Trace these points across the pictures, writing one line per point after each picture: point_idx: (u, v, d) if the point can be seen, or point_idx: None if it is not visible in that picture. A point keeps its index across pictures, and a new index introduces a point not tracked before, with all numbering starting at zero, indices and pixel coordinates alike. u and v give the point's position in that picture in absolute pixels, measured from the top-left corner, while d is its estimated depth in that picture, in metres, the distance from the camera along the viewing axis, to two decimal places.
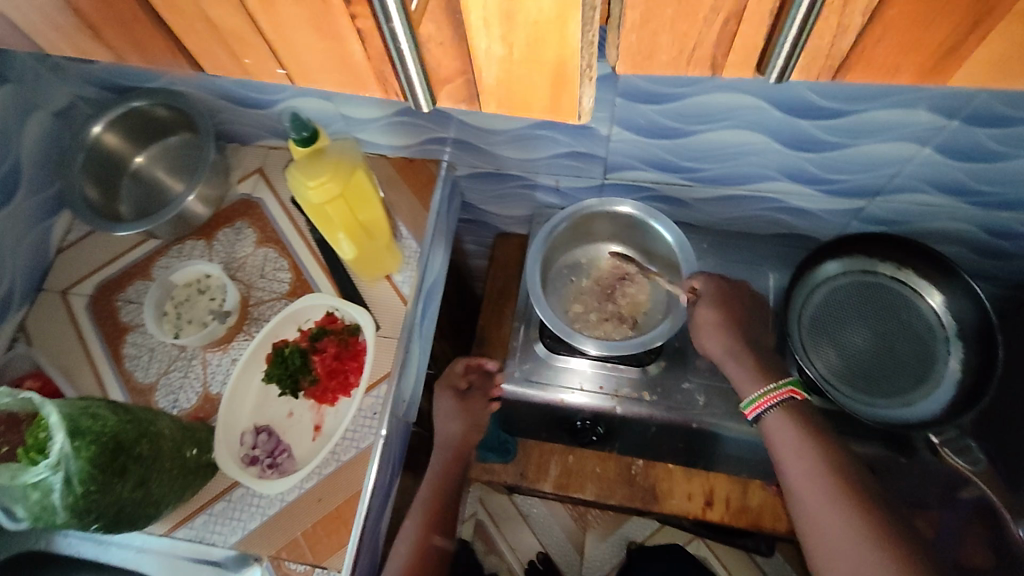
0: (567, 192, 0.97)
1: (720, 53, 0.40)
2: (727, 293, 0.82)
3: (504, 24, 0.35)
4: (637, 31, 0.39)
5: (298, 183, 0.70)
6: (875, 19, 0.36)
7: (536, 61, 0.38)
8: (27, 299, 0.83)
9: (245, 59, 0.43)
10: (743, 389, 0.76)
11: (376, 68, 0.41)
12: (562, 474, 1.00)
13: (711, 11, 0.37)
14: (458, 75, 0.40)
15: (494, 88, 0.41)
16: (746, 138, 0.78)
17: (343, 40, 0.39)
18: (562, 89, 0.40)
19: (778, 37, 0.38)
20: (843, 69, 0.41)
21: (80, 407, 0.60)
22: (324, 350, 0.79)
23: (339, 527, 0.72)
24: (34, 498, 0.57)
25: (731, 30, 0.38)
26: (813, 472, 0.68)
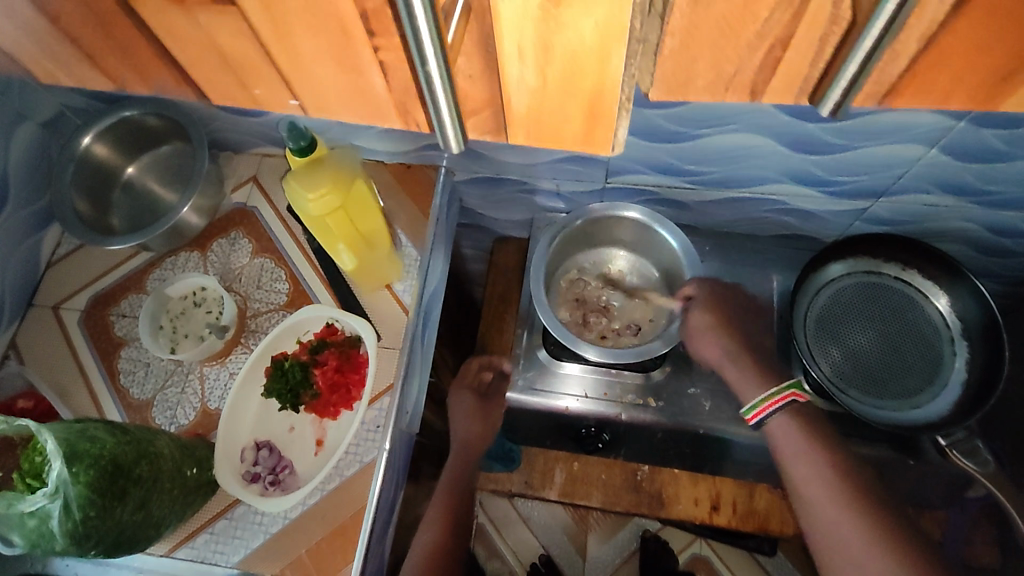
0: (568, 197, 0.95)
1: (768, 69, 0.47)
2: (716, 297, 0.87)
3: (540, 54, 0.40)
4: (675, 59, 0.47)
5: (298, 195, 0.68)
6: (932, 44, 0.43)
7: (569, 92, 0.44)
8: (18, 315, 0.81)
9: (258, 91, 0.50)
10: (745, 396, 0.80)
11: (404, 105, 0.49)
12: (567, 481, 0.98)
13: (759, 37, 0.43)
14: (485, 109, 0.50)
15: (523, 120, 0.49)
16: (750, 141, 0.77)
17: (364, 71, 0.45)
18: (595, 122, 0.48)
19: (846, 64, 0.44)
20: (892, 92, 0.48)
21: (77, 431, 0.59)
22: (324, 363, 0.77)
23: (344, 544, 0.70)
24: (32, 525, 0.55)
25: (777, 54, 0.45)
26: (815, 474, 0.72)
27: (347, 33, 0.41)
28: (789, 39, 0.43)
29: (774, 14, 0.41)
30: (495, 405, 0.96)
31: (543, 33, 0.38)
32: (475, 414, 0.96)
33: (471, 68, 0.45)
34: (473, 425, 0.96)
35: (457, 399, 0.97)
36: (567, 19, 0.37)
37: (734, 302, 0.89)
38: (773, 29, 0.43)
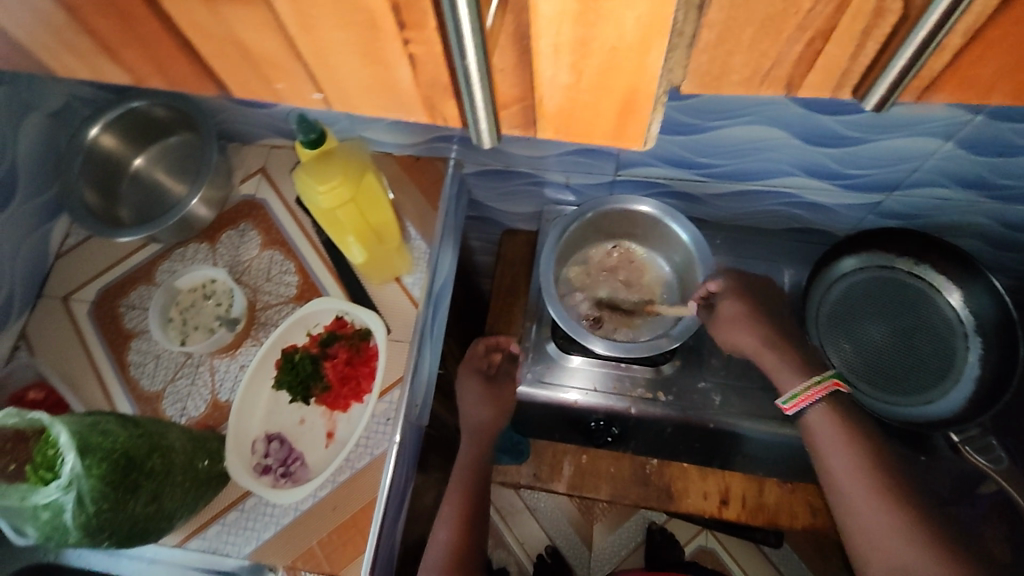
0: (577, 189, 0.95)
1: (799, 72, 0.33)
2: (745, 289, 0.80)
3: (576, 51, 0.30)
4: (711, 50, 0.32)
5: (308, 187, 0.68)
6: (975, 41, 0.30)
7: (606, 89, 0.32)
8: (27, 306, 0.81)
9: (276, 83, 0.36)
10: (782, 385, 0.74)
11: (426, 96, 0.35)
12: (575, 474, 0.99)
13: (798, 30, 0.30)
14: (516, 102, 0.34)
15: (554, 115, 0.35)
16: (764, 134, 0.77)
17: (391, 64, 0.33)
18: (628, 117, 0.35)
19: (888, 61, 0.31)
20: (932, 89, 0.33)
21: (90, 424, 0.58)
22: (335, 356, 0.77)
23: (355, 535, 0.71)
24: (45, 518, 0.56)
25: (816, 51, 0.31)
26: (852, 467, 0.67)
27: (374, 25, 0.30)
28: (820, 46, 0.31)
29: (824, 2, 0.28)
30: (505, 386, 0.90)
31: (578, 29, 0.28)
32: (486, 396, 0.90)
33: (504, 62, 0.31)
34: (487, 409, 0.89)
35: (466, 382, 0.92)
36: (604, 10, 0.27)
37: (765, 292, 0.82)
38: (818, 21, 0.29)
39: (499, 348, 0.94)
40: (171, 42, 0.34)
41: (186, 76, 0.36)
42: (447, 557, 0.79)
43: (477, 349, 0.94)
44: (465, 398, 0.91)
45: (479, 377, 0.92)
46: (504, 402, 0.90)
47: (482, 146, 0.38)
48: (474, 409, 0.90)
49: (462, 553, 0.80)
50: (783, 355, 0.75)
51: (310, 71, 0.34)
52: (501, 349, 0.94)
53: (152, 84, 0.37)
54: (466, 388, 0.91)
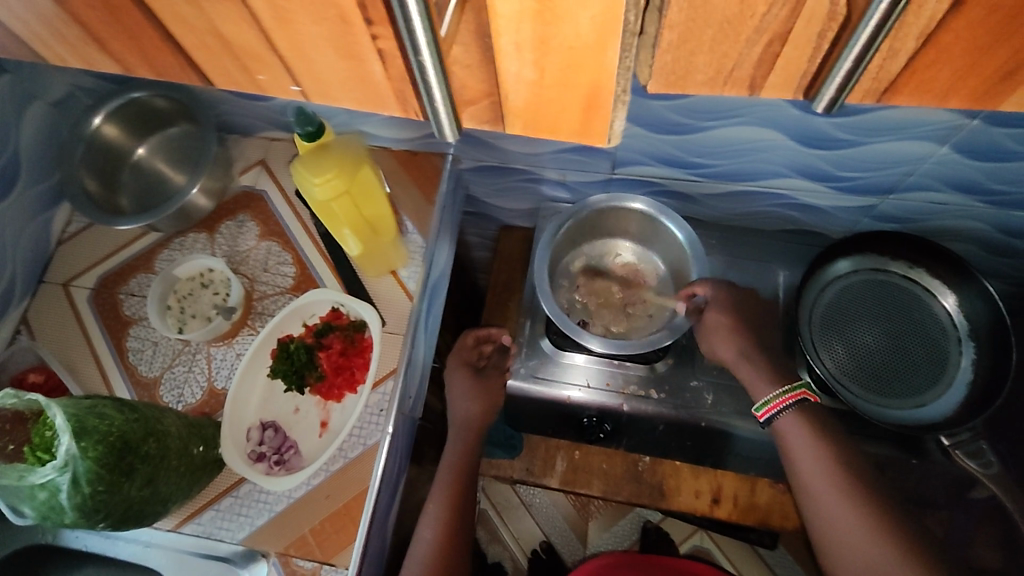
0: (574, 186, 0.95)
1: (759, 74, 0.36)
2: (735, 299, 0.81)
3: (537, 50, 0.31)
4: (673, 51, 0.35)
5: (304, 179, 0.69)
6: (928, 44, 0.33)
7: (569, 85, 0.34)
8: (28, 292, 0.83)
9: (259, 75, 0.37)
10: (755, 392, 0.77)
11: (397, 88, 0.36)
12: (568, 469, 1.00)
13: (755, 33, 0.33)
14: (484, 96, 0.37)
15: (521, 110, 0.37)
16: (759, 135, 0.77)
17: (364, 59, 0.34)
18: (592, 113, 0.36)
19: (836, 61, 0.34)
20: (891, 90, 0.37)
21: (85, 406, 0.60)
22: (330, 346, 0.78)
23: (348, 523, 0.72)
24: (42, 498, 0.57)
25: (773, 54, 0.34)
26: (823, 472, 0.71)
27: (344, 20, 0.31)
28: (778, 48, 0.34)
29: (777, 7, 0.31)
30: (494, 379, 0.92)
31: (536, 29, 0.29)
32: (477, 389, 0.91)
33: (467, 56, 0.34)
34: (477, 401, 0.90)
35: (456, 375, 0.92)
36: (560, 12, 0.28)
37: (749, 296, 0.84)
38: (773, 24, 0.32)
39: (489, 341, 0.95)
40: (160, 36, 0.35)
41: (177, 67, 0.38)
42: (434, 551, 0.80)
43: (467, 341, 0.94)
44: (455, 391, 0.92)
45: (469, 370, 0.93)
46: (492, 396, 0.92)
47: (446, 139, 0.41)
48: (464, 402, 0.90)
49: (449, 548, 0.80)
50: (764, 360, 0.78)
51: (291, 65, 0.35)
52: (492, 341, 0.96)
53: (143, 73, 0.38)
54: (455, 381, 0.92)
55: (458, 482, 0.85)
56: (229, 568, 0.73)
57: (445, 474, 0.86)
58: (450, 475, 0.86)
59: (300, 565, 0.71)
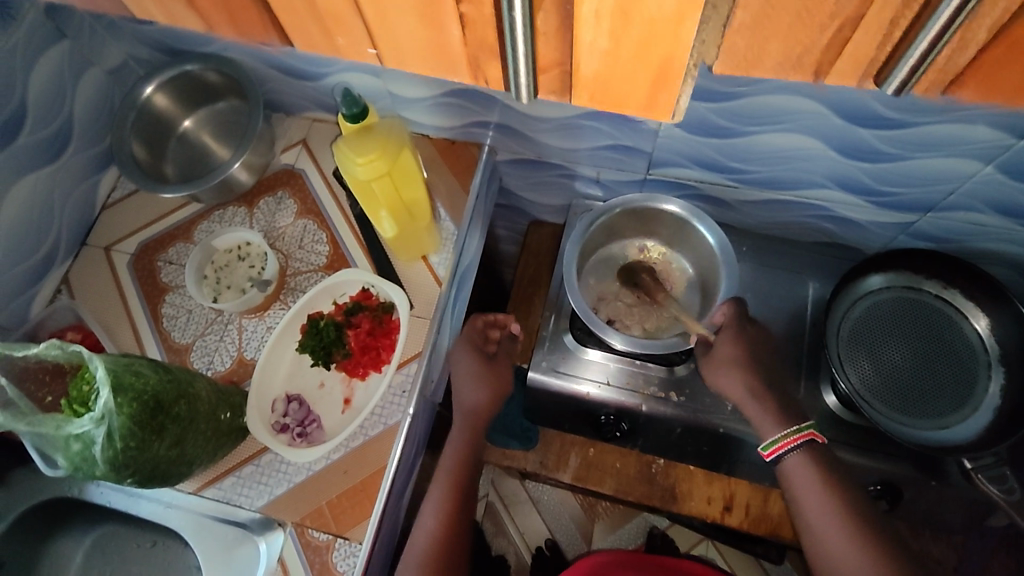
0: (607, 184, 0.96)
1: (826, 60, 0.34)
2: (748, 332, 0.80)
3: (616, 20, 0.31)
4: (745, 31, 0.33)
5: (346, 159, 0.70)
6: (1001, 35, 0.32)
7: (643, 58, 0.33)
8: (72, 252, 0.85)
9: (337, 38, 0.38)
10: (763, 430, 0.76)
11: (472, 55, 0.37)
12: (581, 466, 1.00)
13: (829, 18, 0.31)
14: (555, 66, 0.36)
15: (590, 82, 0.36)
16: (800, 143, 0.77)
17: (444, 26, 0.35)
18: (661, 87, 0.36)
19: (911, 45, 0.32)
20: (956, 83, 0.36)
21: (123, 363, 0.61)
22: (358, 325, 0.79)
23: (364, 499, 0.73)
24: (76, 449, 0.58)
25: (844, 39, 0.33)
26: (827, 511, 0.69)
27: None
28: (850, 33, 0.32)
29: None
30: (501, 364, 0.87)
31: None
32: (483, 372, 0.83)
33: (548, 25, 0.33)
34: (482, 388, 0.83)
35: (461, 357, 0.84)
36: None
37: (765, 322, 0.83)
38: (848, 9, 0.30)
39: (497, 325, 0.89)
40: None
41: (256, 27, 0.39)
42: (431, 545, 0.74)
43: (473, 325, 0.87)
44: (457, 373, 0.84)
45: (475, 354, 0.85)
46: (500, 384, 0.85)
47: (520, 103, 0.39)
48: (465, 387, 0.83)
49: (445, 550, 0.74)
50: (771, 391, 0.77)
51: (370, 28, 0.36)
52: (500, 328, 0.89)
53: (225, 32, 0.40)
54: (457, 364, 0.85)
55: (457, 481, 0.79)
56: (249, 535, 0.74)
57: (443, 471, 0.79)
58: (449, 469, 0.79)
59: (314, 537, 0.72)
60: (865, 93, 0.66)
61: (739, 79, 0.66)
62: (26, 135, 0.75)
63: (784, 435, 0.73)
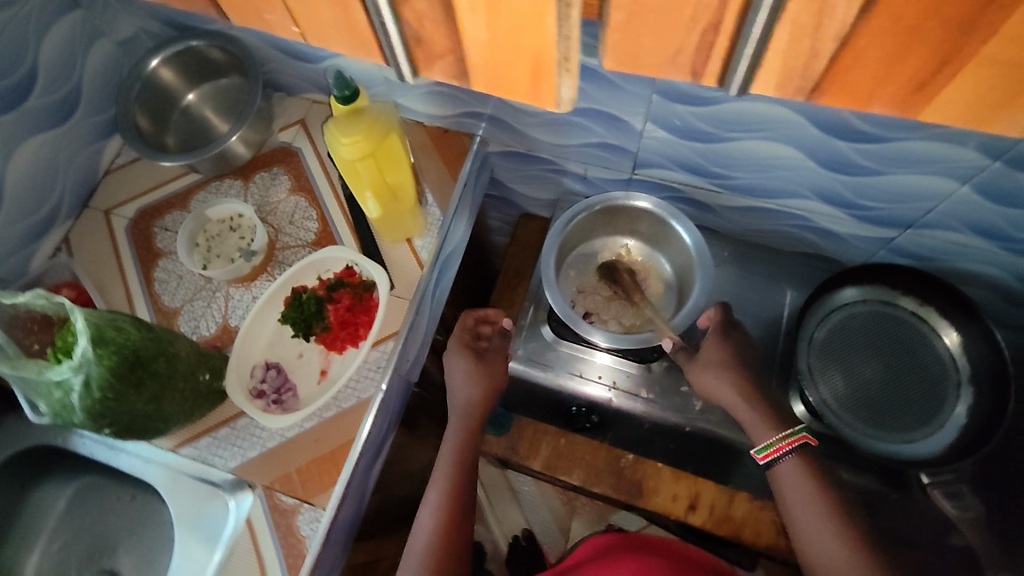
0: (594, 181, 0.98)
1: (701, 64, 0.39)
2: (732, 336, 0.80)
3: (489, 13, 0.36)
4: (620, 30, 0.37)
5: (333, 138, 0.73)
6: (840, 58, 0.36)
7: (518, 46, 0.38)
8: (74, 213, 0.89)
9: (266, 15, 0.44)
10: (756, 434, 0.75)
11: (375, 36, 0.41)
12: (552, 454, 1.02)
13: (691, 20, 0.35)
14: (449, 52, 0.41)
15: (482, 69, 0.41)
16: (780, 152, 0.79)
17: (350, 10, 0.40)
18: (540, 78, 0.41)
19: (739, 56, 0.38)
20: (817, 94, 0.39)
21: (106, 319, 0.64)
22: (339, 300, 0.82)
23: (332, 468, 0.75)
24: (57, 395, 0.62)
25: (708, 42, 0.37)
26: (819, 521, 0.69)
27: None
28: (712, 38, 0.37)
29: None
30: (495, 364, 0.88)
31: None
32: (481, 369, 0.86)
33: (430, 12, 0.38)
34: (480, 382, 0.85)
35: (456, 359, 0.86)
36: None
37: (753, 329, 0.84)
38: (707, 13, 0.35)
39: (489, 322, 0.90)
40: None
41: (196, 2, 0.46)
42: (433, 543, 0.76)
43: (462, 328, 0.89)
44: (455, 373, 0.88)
45: (469, 354, 0.87)
46: (493, 380, 0.86)
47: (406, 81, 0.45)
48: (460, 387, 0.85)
49: (451, 547, 0.76)
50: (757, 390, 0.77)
51: (289, 7, 0.42)
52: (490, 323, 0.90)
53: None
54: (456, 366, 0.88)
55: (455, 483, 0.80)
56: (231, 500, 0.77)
57: (440, 476, 0.81)
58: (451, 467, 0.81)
59: (282, 500, 0.75)
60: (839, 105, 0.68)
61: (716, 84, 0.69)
62: (37, 98, 0.79)
63: (779, 439, 0.72)
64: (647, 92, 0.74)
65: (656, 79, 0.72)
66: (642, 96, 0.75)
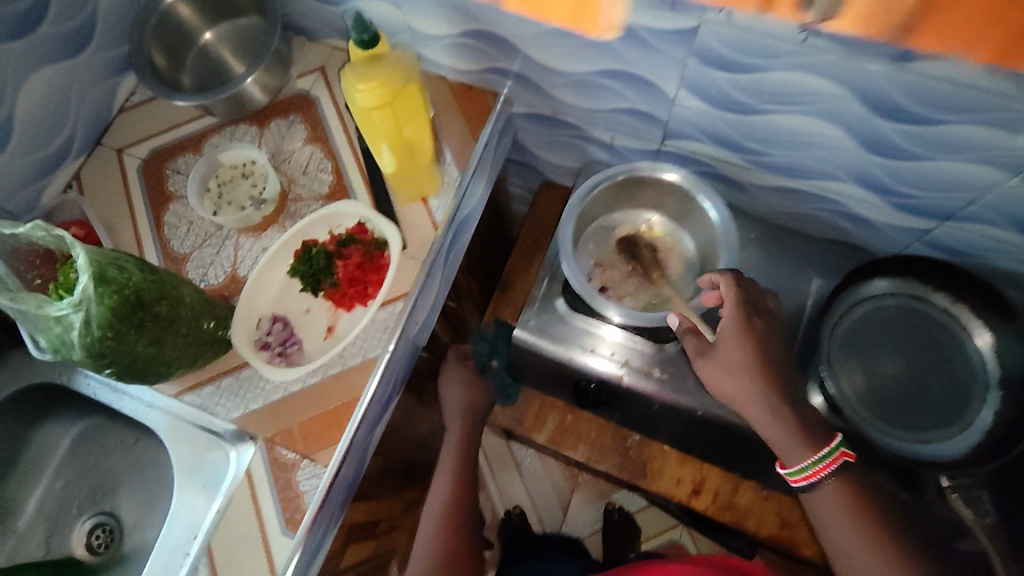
0: (621, 151, 0.94)
1: None
2: (756, 325, 0.71)
3: None
4: None
5: (350, 85, 0.69)
6: None
7: None
8: (85, 150, 0.87)
9: None
10: (788, 457, 0.68)
11: None
12: (557, 429, 1.01)
13: None
14: None
15: None
16: (820, 129, 0.74)
17: None
18: None
19: None
20: None
21: (109, 258, 0.62)
22: (348, 258, 0.80)
23: (332, 426, 0.74)
24: (56, 332, 0.61)
25: None
26: (854, 535, 0.65)
27: None
28: None
29: None
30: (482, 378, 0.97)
31: None
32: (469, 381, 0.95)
33: None
34: (469, 396, 0.93)
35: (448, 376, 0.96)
36: None
37: (770, 303, 0.74)
38: None
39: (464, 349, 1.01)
40: None
41: None
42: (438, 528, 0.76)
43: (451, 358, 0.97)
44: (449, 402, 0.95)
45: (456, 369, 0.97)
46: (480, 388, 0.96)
47: None
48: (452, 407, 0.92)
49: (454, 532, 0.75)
50: (784, 397, 0.68)
51: None
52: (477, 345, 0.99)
53: None
54: (451, 392, 0.96)
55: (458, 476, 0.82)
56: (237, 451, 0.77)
57: (444, 471, 0.83)
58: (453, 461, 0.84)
59: (282, 454, 0.74)
60: (886, 80, 0.64)
61: (759, 49, 0.65)
62: (49, 26, 0.77)
63: (814, 463, 0.66)
64: (683, 56, 0.70)
65: (694, 42, 0.67)
66: (677, 59, 0.71)
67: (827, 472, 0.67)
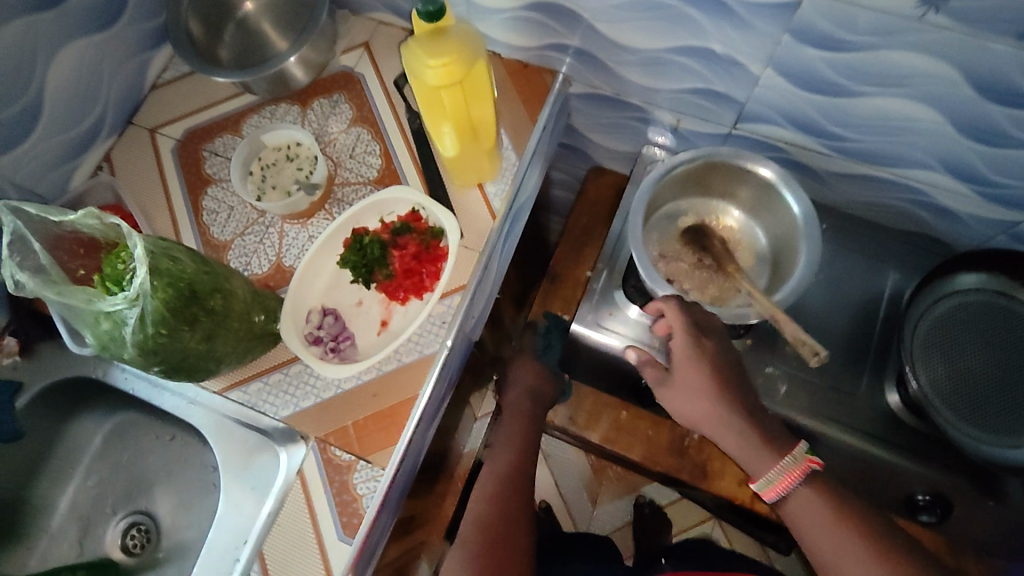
0: (684, 134, 0.88)
1: None
2: (706, 348, 0.66)
3: None
4: None
5: (417, 61, 0.63)
6: None
7: None
8: (116, 129, 0.81)
9: None
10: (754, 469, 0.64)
11: None
12: (612, 428, 0.96)
13: None
14: None
15: None
16: (917, 113, 0.69)
17: None
18: None
19: None
20: None
21: (162, 247, 0.58)
22: (404, 247, 0.75)
23: (390, 426, 0.69)
24: (105, 327, 0.56)
25: None
26: (850, 558, 0.58)
27: None
28: None
29: None
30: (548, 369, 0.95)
31: None
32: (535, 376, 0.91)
33: None
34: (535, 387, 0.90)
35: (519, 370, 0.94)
36: None
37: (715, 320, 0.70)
38: None
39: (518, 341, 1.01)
40: None
41: None
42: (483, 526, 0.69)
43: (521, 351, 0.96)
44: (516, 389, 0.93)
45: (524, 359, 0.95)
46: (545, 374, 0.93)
47: None
48: (518, 408, 0.88)
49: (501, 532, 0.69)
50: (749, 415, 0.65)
51: None
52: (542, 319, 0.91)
53: None
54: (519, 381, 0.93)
55: (499, 489, 0.74)
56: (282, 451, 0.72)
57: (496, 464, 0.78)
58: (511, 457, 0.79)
59: (337, 455, 0.69)
60: (1007, 59, 0.58)
61: (868, 24, 0.59)
62: None
63: (777, 472, 0.63)
64: (776, 32, 0.64)
65: (793, 18, 0.62)
66: (768, 36, 0.65)
67: (794, 480, 0.63)
